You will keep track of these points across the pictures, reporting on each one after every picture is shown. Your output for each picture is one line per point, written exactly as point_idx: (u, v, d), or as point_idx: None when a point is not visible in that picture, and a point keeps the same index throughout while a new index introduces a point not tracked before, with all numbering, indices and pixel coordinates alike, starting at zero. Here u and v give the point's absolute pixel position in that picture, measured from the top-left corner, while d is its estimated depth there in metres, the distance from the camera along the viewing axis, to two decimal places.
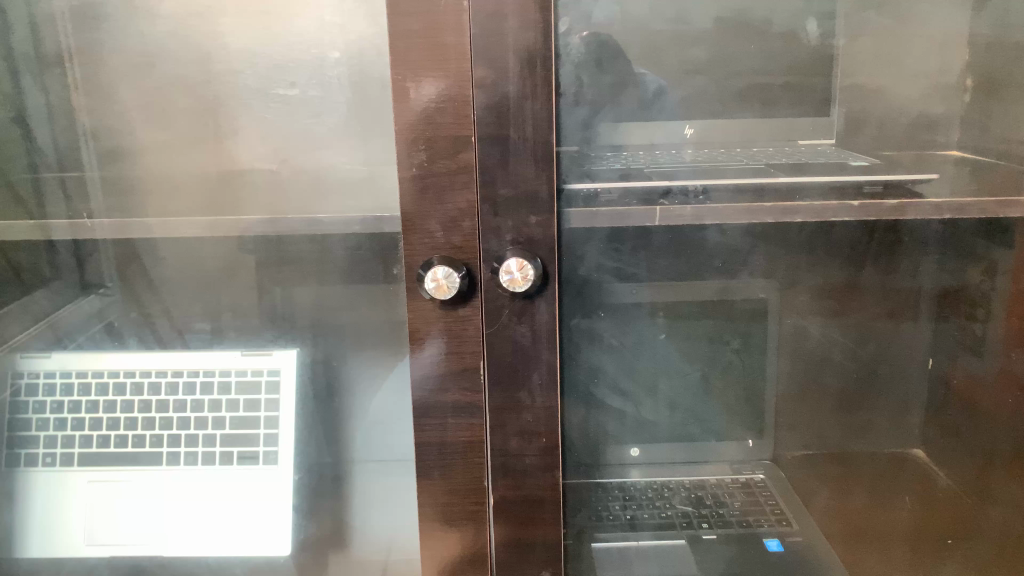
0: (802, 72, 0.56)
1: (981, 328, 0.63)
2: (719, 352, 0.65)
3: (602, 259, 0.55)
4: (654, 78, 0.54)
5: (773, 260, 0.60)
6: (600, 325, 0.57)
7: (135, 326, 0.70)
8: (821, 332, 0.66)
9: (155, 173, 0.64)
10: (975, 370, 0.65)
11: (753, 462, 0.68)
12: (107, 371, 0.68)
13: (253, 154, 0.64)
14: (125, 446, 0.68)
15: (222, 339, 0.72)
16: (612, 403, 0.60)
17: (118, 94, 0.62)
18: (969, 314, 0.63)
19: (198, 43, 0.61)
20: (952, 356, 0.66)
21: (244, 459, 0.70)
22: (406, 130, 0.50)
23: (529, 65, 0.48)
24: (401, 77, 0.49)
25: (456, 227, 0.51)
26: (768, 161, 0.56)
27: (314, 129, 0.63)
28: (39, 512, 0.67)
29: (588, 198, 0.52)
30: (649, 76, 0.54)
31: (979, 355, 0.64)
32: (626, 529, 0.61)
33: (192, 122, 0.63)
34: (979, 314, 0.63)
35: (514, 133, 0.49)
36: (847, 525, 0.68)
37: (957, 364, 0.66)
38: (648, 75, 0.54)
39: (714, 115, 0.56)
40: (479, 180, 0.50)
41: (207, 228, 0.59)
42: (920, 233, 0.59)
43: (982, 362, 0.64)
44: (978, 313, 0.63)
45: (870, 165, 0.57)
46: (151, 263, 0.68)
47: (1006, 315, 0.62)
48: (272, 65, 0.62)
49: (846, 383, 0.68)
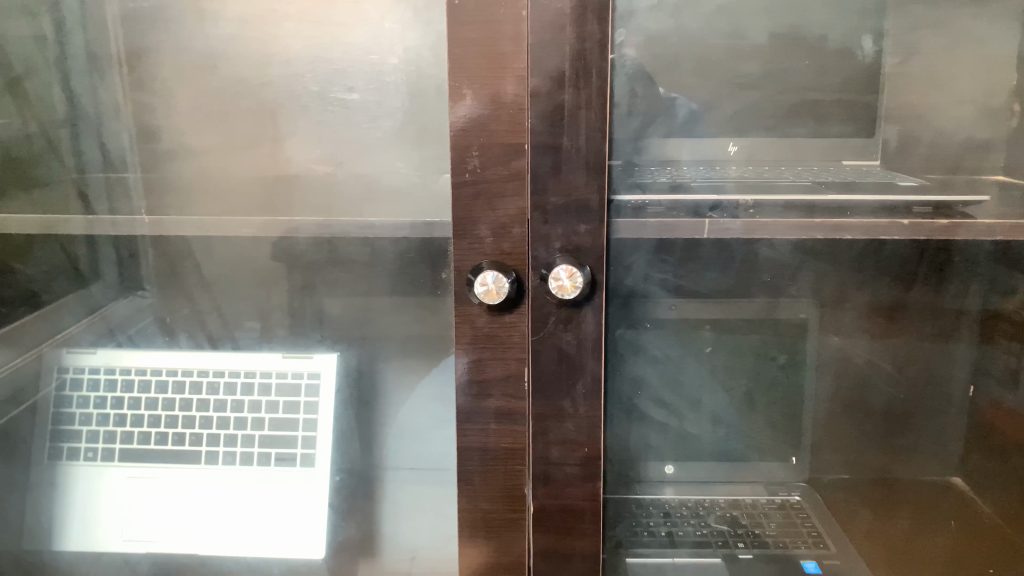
0: (855, 89, 0.56)
1: (1015, 359, 0.62)
2: (765, 368, 0.64)
3: (649, 269, 0.55)
4: (685, 102, 0.54)
5: (822, 277, 0.60)
6: (646, 337, 0.58)
7: (187, 322, 0.71)
8: (865, 355, 0.67)
9: (210, 175, 0.65)
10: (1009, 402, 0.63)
11: (791, 483, 0.67)
12: (150, 369, 0.69)
13: (310, 157, 0.64)
14: (165, 443, 0.68)
15: (271, 341, 0.71)
16: (655, 415, 0.60)
17: (175, 96, 0.63)
18: (1001, 342, 0.63)
19: (259, 47, 0.62)
20: (988, 388, 0.65)
21: (281, 461, 0.69)
22: (459, 137, 0.50)
23: (583, 74, 0.48)
24: (457, 83, 0.50)
25: (506, 234, 0.52)
26: (816, 180, 0.55)
27: (370, 134, 0.63)
28: (79, 507, 0.68)
29: (636, 208, 0.52)
30: (681, 100, 0.54)
31: (1014, 386, 0.62)
32: (665, 546, 0.61)
33: (250, 124, 0.64)
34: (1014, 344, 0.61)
35: (567, 142, 0.49)
36: (891, 550, 0.64)
37: (986, 393, 0.66)
38: (681, 100, 0.54)
39: (767, 130, 0.56)
40: (530, 188, 0.50)
41: (261, 229, 0.59)
42: (973, 253, 0.57)
43: (1016, 393, 0.62)
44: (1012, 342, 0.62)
45: (920, 185, 0.56)
46: (203, 260, 0.69)
47: None
48: (331, 69, 0.62)
49: (891, 403, 0.70)
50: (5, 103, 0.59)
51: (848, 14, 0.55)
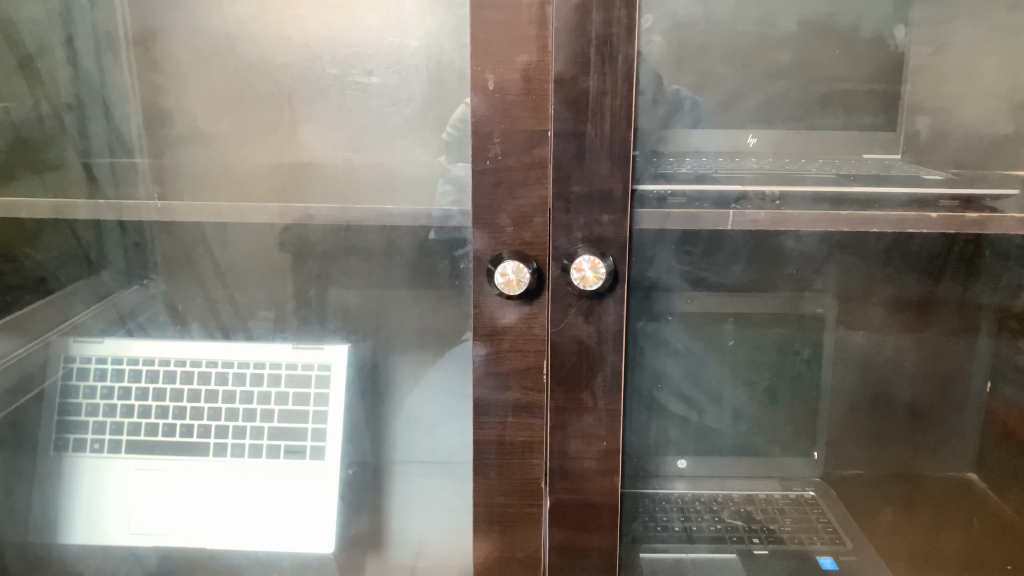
0: (888, 80, 0.55)
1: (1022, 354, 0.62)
2: (787, 362, 0.62)
3: (673, 261, 0.54)
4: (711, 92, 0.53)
5: (849, 271, 0.59)
6: (667, 330, 0.57)
7: (200, 312, 0.68)
8: (894, 350, 0.66)
9: (224, 160, 0.63)
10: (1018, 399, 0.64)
11: (808, 478, 0.65)
12: (157, 359, 0.67)
13: (326, 145, 0.62)
14: (173, 435, 0.67)
15: (284, 330, 0.68)
16: (675, 410, 0.59)
17: (190, 79, 0.62)
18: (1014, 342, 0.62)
19: (275, 30, 0.61)
20: (1001, 388, 0.65)
21: (290, 454, 0.68)
22: (481, 125, 0.50)
23: (609, 60, 0.47)
24: (480, 68, 0.49)
25: (527, 223, 0.51)
26: (841, 173, 0.54)
27: (392, 120, 0.61)
28: (87, 499, 0.67)
29: (659, 199, 0.51)
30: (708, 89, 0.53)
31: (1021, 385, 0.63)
32: (683, 541, 0.60)
33: (266, 109, 0.62)
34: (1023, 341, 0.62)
35: (591, 130, 0.48)
36: (913, 547, 0.64)
37: (998, 394, 0.65)
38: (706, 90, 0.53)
39: (798, 120, 0.55)
40: (552, 176, 0.49)
41: (276, 215, 0.61)
42: (1003, 248, 0.57)
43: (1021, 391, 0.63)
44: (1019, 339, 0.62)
45: (948, 179, 0.55)
46: (215, 248, 0.67)
47: None
48: (350, 52, 0.60)
49: (917, 397, 0.67)
50: (17, 85, 0.59)
51: (881, 3, 0.53)
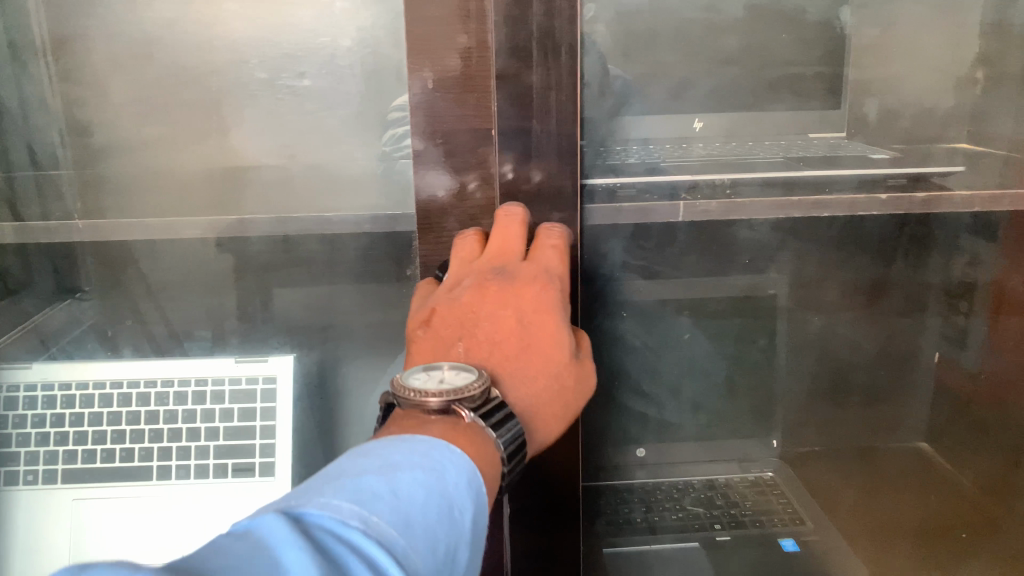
0: (835, 61, 0.54)
1: (964, 321, 0.62)
2: (745, 351, 0.62)
3: (627, 256, 0.53)
4: (659, 82, 0.52)
5: (804, 256, 0.59)
6: (624, 326, 0.56)
7: (132, 333, 0.65)
8: (848, 329, 0.64)
9: (151, 169, 0.60)
10: (965, 364, 0.64)
11: (763, 460, 0.65)
12: (93, 381, 0.64)
13: (260, 149, 0.60)
14: (112, 461, 0.63)
15: (224, 346, 0.65)
16: (634, 405, 0.60)
17: (111, 85, 0.58)
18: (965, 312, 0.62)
19: (197, 32, 0.57)
20: (944, 351, 0.65)
21: (239, 471, 0.64)
22: (422, 125, 0.47)
23: (553, 54, 0.45)
24: (418, 67, 0.46)
25: (475, 226, 0.49)
26: (788, 155, 0.53)
27: (328, 122, 0.59)
28: (24, 533, 0.63)
29: (608, 193, 0.50)
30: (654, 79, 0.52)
31: (963, 347, 0.63)
32: (647, 534, 0.60)
33: (193, 114, 0.59)
34: (961, 306, 0.62)
35: (538, 126, 0.46)
36: (873, 523, 0.65)
37: (947, 360, 0.65)
38: (652, 80, 0.52)
39: (746, 108, 0.54)
40: (499, 176, 0.47)
41: (210, 228, 0.59)
42: (952, 225, 0.58)
43: (967, 353, 0.63)
44: (961, 305, 0.62)
45: (893, 157, 0.55)
46: (147, 265, 0.63)
47: (988, 312, 0.61)
48: (281, 52, 0.58)
49: (874, 380, 0.66)
50: None
51: None
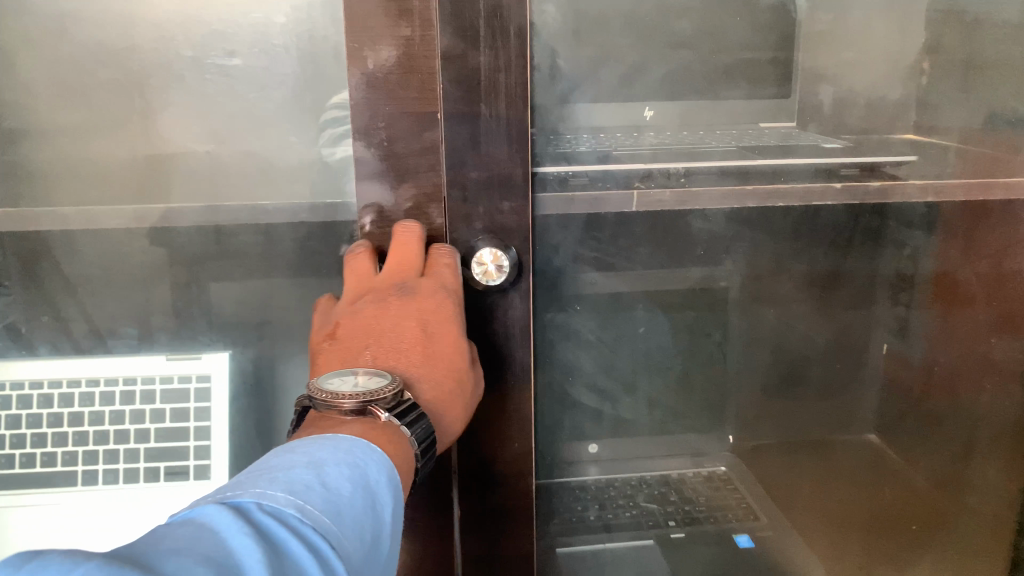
0: (789, 46, 0.53)
1: (906, 312, 0.61)
2: (699, 345, 0.59)
3: (579, 248, 0.52)
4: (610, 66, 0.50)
5: (757, 249, 0.57)
6: (578, 320, 0.54)
7: (50, 332, 0.60)
8: (801, 322, 0.61)
9: (71, 156, 0.55)
10: (902, 354, 0.63)
11: (718, 453, 0.62)
12: (9, 383, 0.60)
13: (188, 135, 0.56)
14: (32, 467, 0.60)
15: (151, 344, 0.62)
16: (587, 401, 0.57)
17: (21, 61, 0.53)
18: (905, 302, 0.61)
19: (117, 6, 0.53)
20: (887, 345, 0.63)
21: (172, 476, 0.61)
22: (360, 108, 0.44)
23: (501, 34, 0.43)
24: (357, 45, 0.43)
25: (421, 216, 0.46)
26: (740, 143, 0.52)
27: (261, 106, 0.55)
28: None
29: (560, 181, 0.49)
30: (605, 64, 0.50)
31: (902, 336, 0.62)
32: (601, 533, 0.59)
33: (113, 95, 0.55)
34: (902, 297, 0.61)
35: (486, 111, 0.44)
36: (829, 517, 0.64)
37: (889, 352, 0.63)
38: (603, 63, 0.50)
39: (699, 95, 0.52)
40: (446, 163, 0.45)
41: (134, 218, 0.57)
42: (906, 213, 0.57)
43: (908, 345, 0.62)
44: (903, 296, 0.61)
45: (842, 148, 0.54)
46: (64, 258, 0.58)
47: (929, 302, 0.61)
48: (209, 30, 0.54)
49: (826, 375, 0.63)
50: None
51: None
